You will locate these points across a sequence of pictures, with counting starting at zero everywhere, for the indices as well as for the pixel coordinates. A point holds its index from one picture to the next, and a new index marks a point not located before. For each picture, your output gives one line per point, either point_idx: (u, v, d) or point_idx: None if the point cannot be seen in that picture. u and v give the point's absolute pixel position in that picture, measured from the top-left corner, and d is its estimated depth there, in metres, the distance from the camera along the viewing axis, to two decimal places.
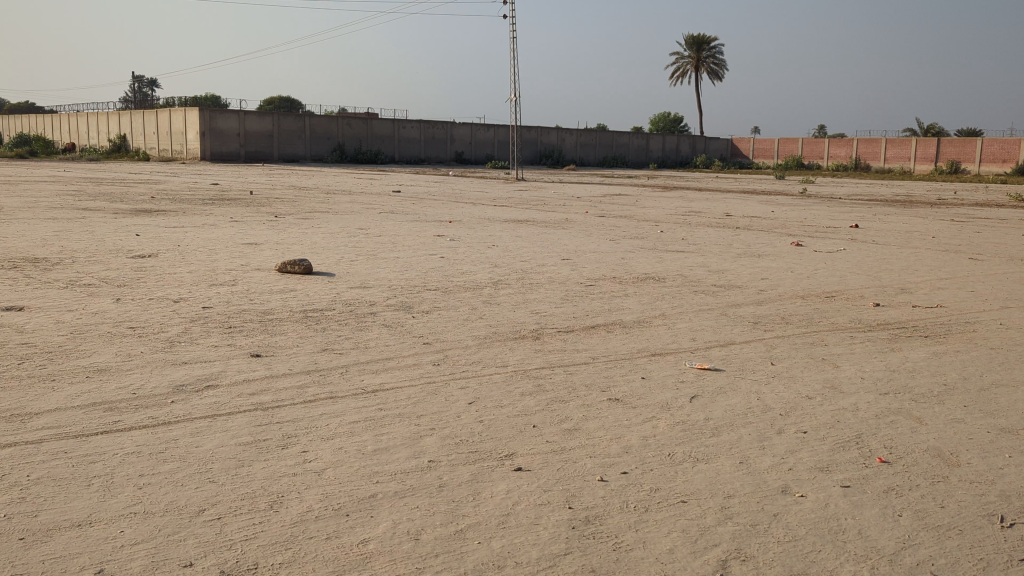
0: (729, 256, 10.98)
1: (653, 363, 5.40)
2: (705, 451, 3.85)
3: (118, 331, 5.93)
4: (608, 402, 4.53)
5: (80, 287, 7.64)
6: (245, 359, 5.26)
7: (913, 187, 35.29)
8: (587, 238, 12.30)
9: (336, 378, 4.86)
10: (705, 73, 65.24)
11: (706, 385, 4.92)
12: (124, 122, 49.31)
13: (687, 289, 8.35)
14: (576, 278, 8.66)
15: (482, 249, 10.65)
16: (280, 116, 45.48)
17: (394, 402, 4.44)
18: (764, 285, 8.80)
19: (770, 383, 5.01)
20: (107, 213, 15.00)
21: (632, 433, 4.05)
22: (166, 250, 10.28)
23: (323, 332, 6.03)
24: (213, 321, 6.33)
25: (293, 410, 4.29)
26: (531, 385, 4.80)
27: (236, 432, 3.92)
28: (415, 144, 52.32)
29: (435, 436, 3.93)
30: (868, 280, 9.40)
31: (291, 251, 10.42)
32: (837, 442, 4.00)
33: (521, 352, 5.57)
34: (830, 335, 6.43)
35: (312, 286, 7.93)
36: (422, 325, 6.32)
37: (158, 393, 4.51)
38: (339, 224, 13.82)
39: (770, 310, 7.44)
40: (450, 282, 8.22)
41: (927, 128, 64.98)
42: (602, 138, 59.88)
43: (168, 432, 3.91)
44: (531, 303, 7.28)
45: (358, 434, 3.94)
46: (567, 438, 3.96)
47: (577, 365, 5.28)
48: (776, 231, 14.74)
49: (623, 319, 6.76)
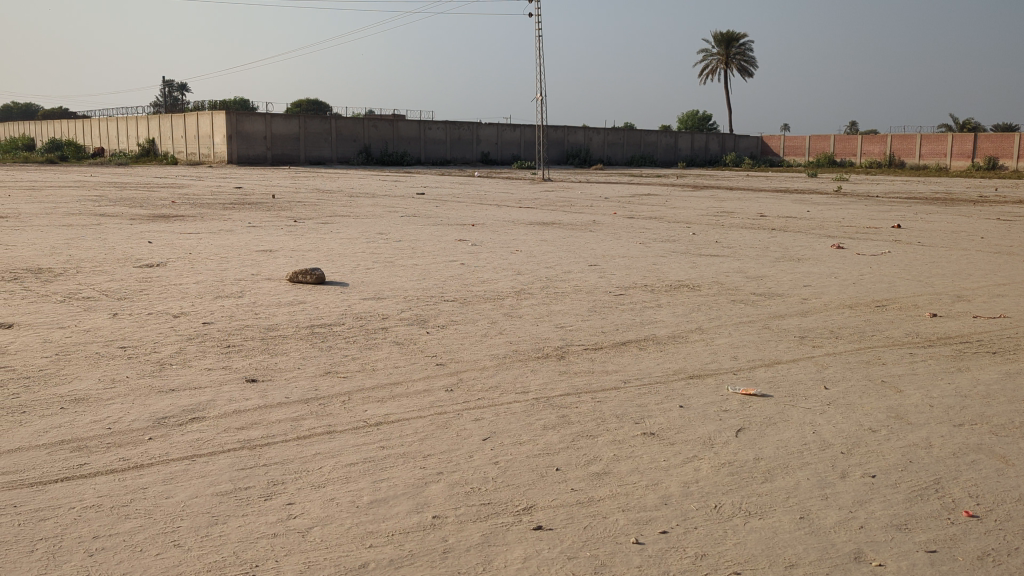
0: (767, 260, 10.37)
1: (692, 388, 4.83)
2: (759, 502, 3.29)
3: (107, 352, 5.45)
4: (643, 438, 3.98)
5: (77, 301, 7.19)
6: (239, 385, 4.76)
7: (950, 184, 34.02)
8: (616, 242, 11.72)
9: (336, 409, 4.34)
10: (735, 69, 64.16)
11: (753, 416, 4.35)
12: (152, 126, 49.49)
13: (724, 298, 7.75)
14: (604, 286, 8.11)
15: (505, 255, 10.11)
16: (307, 119, 45.32)
17: (398, 438, 3.92)
18: (807, 293, 8.18)
19: (826, 413, 4.43)
20: (124, 220, 14.64)
21: (670, 479, 3.50)
22: (176, 259, 9.84)
23: (328, 352, 5.52)
24: (211, 339, 5.85)
25: (283, 449, 3.78)
26: (555, 417, 4.25)
27: (216, 479, 3.41)
28: (441, 145, 51.91)
29: (444, 483, 3.41)
30: (919, 286, 8.75)
31: (306, 258, 9.95)
32: (913, 491, 3.43)
33: (543, 375, 5.02)
34: (887, 352, 5.83)
35: (323, 298, 7.46)
36: (436, 342, 5.80)
37: (136, 428, 4.00)
38: (360, 228, 13.41)
39: (817, 322, 6.85)
40: (470, 292, 7.70)
41: (964, 123, 63.31)
42: (631, 137, 59.27)
43: (138, 479, 3.40)
44: (555, 315, 6.75)
45: (354, 481, 3.42)
46: (596, 485, 3.42)
47: (607, 390, 4.73)
48: (814, 233, 14.09)
49: (656, 334, 6.20)
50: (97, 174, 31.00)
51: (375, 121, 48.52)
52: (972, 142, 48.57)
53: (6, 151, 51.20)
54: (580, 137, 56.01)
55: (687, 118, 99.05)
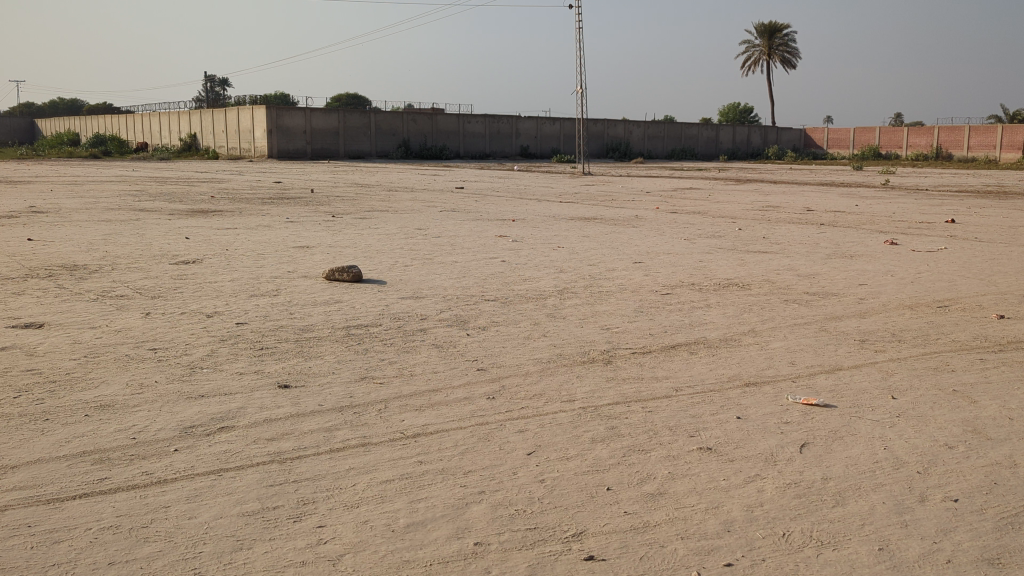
0: (819, 258, 10.00)
1: (750, 397, 4.53)
2: (831, 530, 3.00)
3: (136, 354, 5.27)
4: (700, 453, 3.70)
5: (110, 299, 7.05)
6: (271, 391, 4.55)
7: (1002, 176, 32.96)
8: (660, 238, 11.37)
9: (371, 419, 4.11)
10: (778, 61, 63.11)
11: (817, 429, 4.03)
12: (194, 120, 49.89)
13: (777, 298, 7.40)
14: (650, 285, 7.80)
15: (546, 253, 9.82)
16: (346, 113, 45.33)
17: (437, 452, 3.68)
18: (864, 292, 7.79)
19: (896, 425, 4.10)
20: (163, 215, 14.58)
21: (732, 503, 3.21)
22: (212, 256, 9.70)
23: (365, 355, 5.29)
24: (244, 341, 5.65)
25: (315, 463, 3.55)
26: (604, 429, 3.97)
27: (242, 497, 3.19)
28: (480, 139, 51.66)
29: (485, 504, 3.16)
30: (982, 285, 8.33)
31: (343, 255, 9.76)
32: (1002, 518, 3.11)
33: (589, 382, 4.75)
34: (955, 357, 5.47)
35: (360, 297, 7.25)
36: (476, 345, 5.55)
37: (161, 438, 3.80)
38: (398, 224, 13.22)
39: (876, 323, 6.50)
40: (511, 291, 7.43)
41: (1014, 115, 61.49)
42: (671, 130, 58.59)
43: (159, 497, 3.19)
44: (601, 316, 6.47)
45: (390, 501, 3.18)
46: (651, 509, 3.14)
47: (658, 400, 4.44)
48: (865, 228, 13.61)
49: (707, 337, 5.88)
50: (140, 169, 31.12)
51: (414, 115, 48.41)
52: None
53: (52, 146, 51.91)
54: (620, 130, 55.46)
55: (728, 111, 97.75)
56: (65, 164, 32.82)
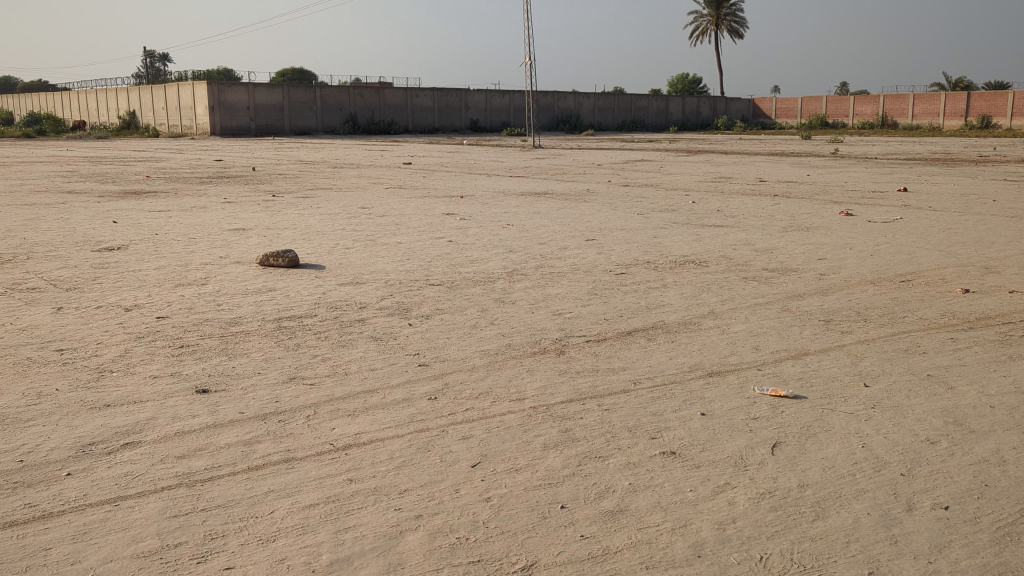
0: (775, 231, 9.72)
1: (714, 389, 4.18)
2: (814, 550, 2.65)
3: (40, 357, 4.77)
4: (664, 459, 3.33)
5: (19, 293, 6.48)
6: (187, 397, 4.09)
7: (947, 143, 33.16)
8: (613, 214, 11.01)
9: (297, 429, 3.66)
10: (726, 31, 63.10)
11: (788, 425, 3.69)
12: (133, 98, 48.36)
13: (735, 275, 7.07)
14: (604, 264, 7.44)
15: (495, 231, 9.42)
16: (291, 88, 44.21)
17: (370, 467, 3.26)
18: (823, 268, 7.51)
19: (872, 419, 3.77)
20: (92, 198, 13.85)
21: (701, 519, 2.85)
22: (140, 241, 9.11)
23: (295, 352, 4.84)
24: (162, 338, 5.16)
25: (230, 485, 3.12)
26: (558, 433, 3.59)
27: (138, 534, 2.76)
28: (429, 113, 50.83)
29: (424, 532, 2.76)
30: (943, 257, 8.09)
31: (280, 237, 9.23)
32: (1000, 530, 2.79)
33: (540, 376, 4.36)
34: (926, 337, 5.18)
35: (296, 284, 6.77)
36: (418, 336, 5.12)
37: (54, 460, 3.35)
38: (342, 202, 12.70)
39: (840, 300, 6.22)
40: (457, 274, 7.00)
41: (957, 81, 62.34)
42: (622, 101, 58.35)
43: (39, 538, 2.75)
44: (552, 299, 6.08)
45: (311, 532, 2.76)
46: (611, 530, 2.77)
47: (615, 396, 4.06)
48: (819, 198, 13.39)
49: (665, 320, 5.54)
50: (74, 148, 29.95)
51: (360, 89, 47.45)
52: (965, 102, 47.48)
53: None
54: (570, 102, 55.01)
55: (677, 83, 98.02)
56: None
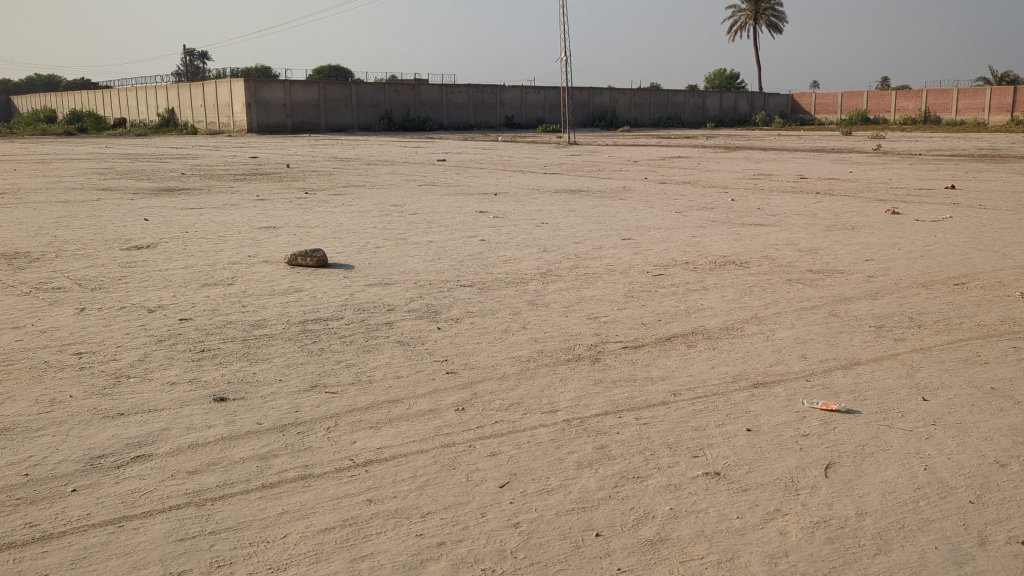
0: (819, 230, 9.38)
1: (759, 402, 3.91)
2: None
3: (57, 361, 4.63)
4: (707, 481, 3.08)
5: (44, 293, 6.36)
6: (204, 405, 3.91)
7: (995, 140, 32.30)
8: (650, 212, 10.72)
9: (315, 442, 3.46)
10: (766, 25, 62.27)
11: (841, 444, 3.42)
12: (172, 95, 48.79)
13: (779, 277, 6.77)
14: (641, 265, 7.17)
15: (529, 229, 9.19)
16: (327, 84, 44.27)
17: (391, 486, 3.05)
18: (872, 269, 7.18)
19: (934, 437, 3.48)
20: (126, 195, 13.82)
21: (750, 552, 2.60)
22: (170, 240, 9.00)
23: (318, 357, 4.64)
24: (184, 342, 4.99)
25: (241, 505, 2.92)
26: (593, 450, 3.35)
27: (141, 559, 2.57)
28: (464, 110, 50.70)
29: (446, 562, 2.54)
30: (998, 259, 7.70)
31: (311, 236, 9.08)
32: None
33: (574, 386, 4.12)
34: (985, 346, 4.86)
35: (324, 285, 6.59)
36: (447, 341, 4.92)
37: (60, 474, 3.18)
38: (374, 200, 12.54)
39: (890, 305, 5.89)
40: (489, 275, 6.78)
41: (1002, 76, 60.88)
42: (659, 96, 57.73)
43: (36, 563, 2.57)
44: (588, 302, 5.84)
45: (325, 561, 2.56)
46: (651, 563, 2.53)
47: (654, 409, 3.81)
48: (863, 196, 12.97)
49: (706, 326, 5.27)
50: (112, 146, 30.13)
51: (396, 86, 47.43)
52: (1011, 96, 46.22)
53: (27, 124, 50.70)
54: (606, 98, 54.53)
55: (714, 78, 96.90)
56: (39, 143, 31.77)
